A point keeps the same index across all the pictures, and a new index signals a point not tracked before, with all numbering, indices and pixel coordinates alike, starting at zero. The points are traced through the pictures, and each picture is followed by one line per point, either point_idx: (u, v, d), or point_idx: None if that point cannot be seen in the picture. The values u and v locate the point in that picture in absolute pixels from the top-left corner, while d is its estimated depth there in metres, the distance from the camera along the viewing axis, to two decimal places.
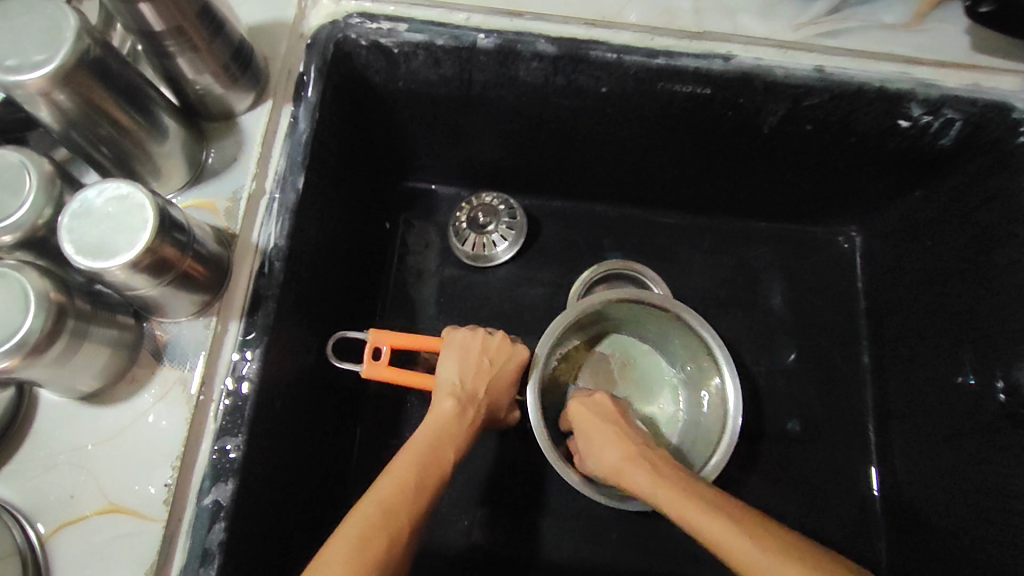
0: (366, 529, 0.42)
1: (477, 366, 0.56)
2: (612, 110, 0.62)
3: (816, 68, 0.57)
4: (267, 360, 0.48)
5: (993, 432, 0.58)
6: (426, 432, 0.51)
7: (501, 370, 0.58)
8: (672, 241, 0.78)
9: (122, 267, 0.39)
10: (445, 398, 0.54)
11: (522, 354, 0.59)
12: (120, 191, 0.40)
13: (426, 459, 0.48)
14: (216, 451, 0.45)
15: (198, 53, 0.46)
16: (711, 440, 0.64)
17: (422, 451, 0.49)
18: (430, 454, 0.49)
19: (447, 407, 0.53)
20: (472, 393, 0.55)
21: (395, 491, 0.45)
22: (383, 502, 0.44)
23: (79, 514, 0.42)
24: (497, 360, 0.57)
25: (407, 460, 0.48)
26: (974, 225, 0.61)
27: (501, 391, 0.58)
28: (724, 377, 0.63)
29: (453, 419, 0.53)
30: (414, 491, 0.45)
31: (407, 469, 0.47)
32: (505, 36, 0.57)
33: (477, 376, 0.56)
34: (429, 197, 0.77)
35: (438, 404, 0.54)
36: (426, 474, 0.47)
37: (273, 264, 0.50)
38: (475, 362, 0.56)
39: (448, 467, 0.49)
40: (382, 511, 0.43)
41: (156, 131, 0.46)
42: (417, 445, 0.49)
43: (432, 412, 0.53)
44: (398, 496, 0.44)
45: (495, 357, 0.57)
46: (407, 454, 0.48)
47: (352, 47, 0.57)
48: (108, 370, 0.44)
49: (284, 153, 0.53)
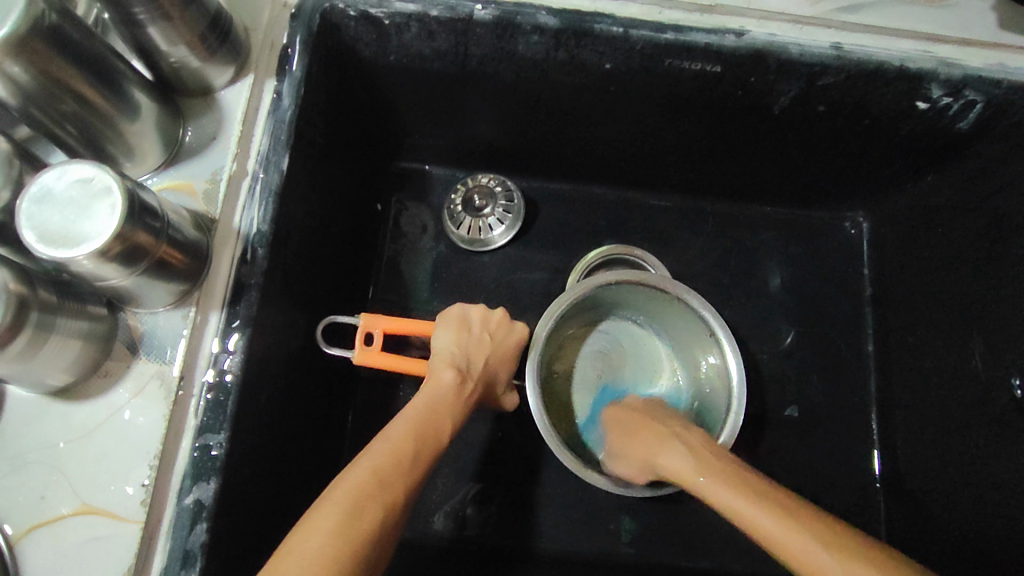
0: (359, 494, 0.39)
1: (478, 339, 0.56)
2: (615, 88, 0.59)
3: (833, 45, 0.54)
4: (250, 352, 0.46)
5: (1002, 425, 0.56)
6: (421, 402, 0.49)
7: (500, 345, 0.57)
8: (674, 226, 0.76)
9: (89, 257, 0.36)
10: (445, 367, 0.52)
11: (520, 332, 0.59)
12: (85, 173, 0.37)
13: (421, 430, 0.46)
14: (198, 448, 0.42)
15: (170, 23, 0.42)
16: (716, 421, 0.60)
17: (416, 422, 0.46)
18: (425, 425, 0.46)
19: (447, 376, 0.51)
20: (470, 364, 0.54)
21: (390, 457, 0.42)
22: (377, 468, 0.41)
23: (51, 515, 0.40)
24: (497, 336, 0.57)
25: (403, 429, 0.45)
26: (991, 212, 0.59)
27: (500, 366, 0.57)
28: (728, 363, 0.61)
29: (453, 390, 0.51)
30: (410, 461, 0.43)
31: (400, 440, 0.44)
32: (504, 7, 0.53)
33: (475, 346, 0.55)
34: (423, 177, 0.74)
35: (438, 374, 0.51)
36: (421, 447, 0.44)
37: (255, 251, 0.47)
38: (473, 335, 0.56)
39: (442, 442, 0.47)
40: (376, 477, 0.40)
41: (126, 107, 0.43)
42: (411, 417, 0.47)
43: (430, 382, 0.51)
44: (394, 464, 0.42)
45: (496, 332, 0.57)
46: (400, 423, 0.46)
47: (339, 17, 0.53)
48: (80, 364, 0.41)
49: (267, 131, 0.50)
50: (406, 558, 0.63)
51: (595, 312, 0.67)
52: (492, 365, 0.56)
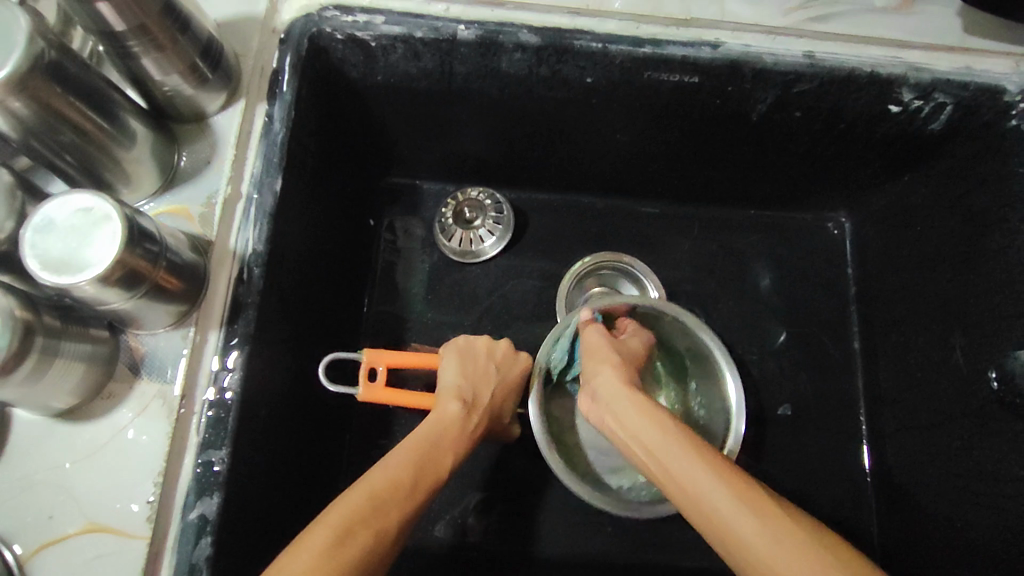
0: (351, 521, 0.40)
1: (485, 372, 0.58)
2: (597, 101, 0.60)
3: (806, 53, 0.56)
4: (249, 369, 0.47)
5: (984, 417, 0.58)
6: (424, 430, 0.50)
7: (505, 376, 0.60)
8: (660, 231, 0.77)
9: (91, 283, 0.37)
10: (451, 400, 0.54)
11: (524, 361, 0.62)
12: (84, 204, 0.39)
13: (421, 459, 0.47)
14: (200, 464, 0.44)
15: (164, 53, 0.44)
16: (716, 438, 0.62)
17: (420, 449, 0.48)
18: (429, 453, 0.48)
19: (453, 409, 0.53)
20: (477, 395, 0.56)
21: (387, 483, 0.44)
22: (372, 493, 0.42)
23: (57, 534, 0.41)
24: (503, 367, 0.60)
25: (407, 454, 0.47)
26: (965, 209, 0.61)
27: (505, 398, 0.59)
28: (730, 399, 0.62)
29: (458, 421, 0.52)
30: (407, 491, 0.44)
31: (402, 465, 0.46)
32: (486, 26, 0.55)
33: (482, 378, 0.58)
34: (415, 192, 0.76)
35: (444, 406, 0.53)
36: (421, 474, 0.46)
37: (252, 271, 0.48)
38: (480, 368, 0.58)
39: (447, 467, 0.49)
40: (371, 502, 0.42)
41: (122, 135, 0.44)
42: (417, 440, 0.49)
43: (436, 412, 0.53)
44: (391, 492, 0.43)
45: (501, 363, 0.60)
46: (406, 448, 0.48)
47: (328, 41, 0.55)
48: (84, 386, 0.43)
49: (260, 153, 0.51)
50: (409, 567, 0.64)
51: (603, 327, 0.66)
52: (498, 396, 0.58)
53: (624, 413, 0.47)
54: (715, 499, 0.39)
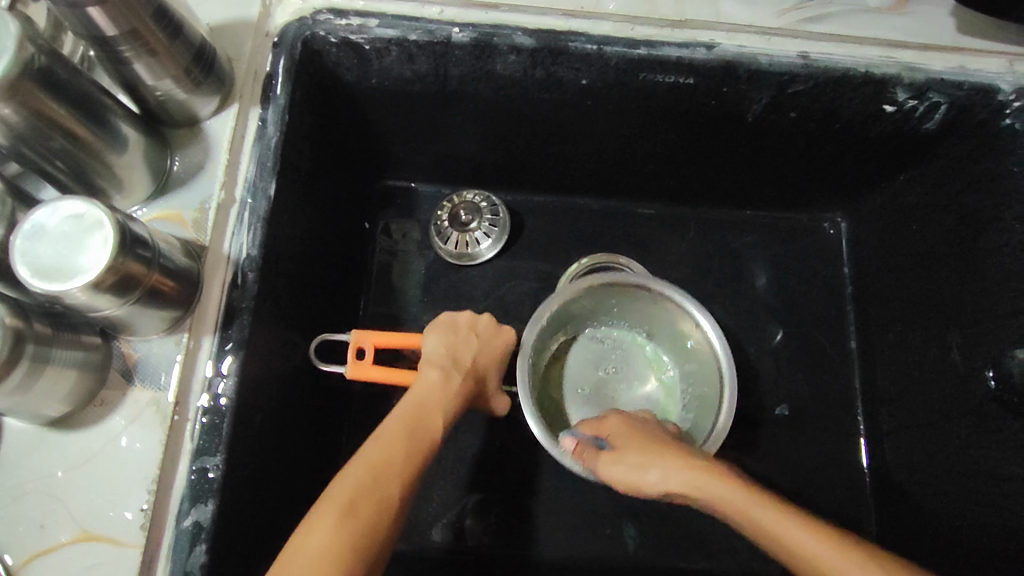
0: (355, 492, 0.42)
1: (468, 340, 0.58)
2: (592, 103, 0.60)
3: (800, 54, 0.56)
4: (244, 375, 0.47)
5: (981, 416, 0.58)
6: (411, 401, 0.51)
7: (488, 345, 0.59)
8: (656, 232, 0.77)
9: (83, 290, 0.37)
10: (430, 369, 0.54)
11: (507, 332, 0.61)
12: (75, 210, 0.38)
13: (411, 426, 0.48)
14: (195, 471, 0.43)
15: (156, 57, 0.44)
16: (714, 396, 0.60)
17: (408, 418, 0.49)
18: (418, 420, 0.49)
19: (433, 376, 0.53)
20: (458, 363, 0.56)
21: (383, 454, 0.45)
22: (372, 466, 0.43)
23: (49, 543, 0.41)
24: (485, 336, 0.59)
25: (395, 424, 0.48)
26: (959, 208, 0.61)
27: (490, 365, 0.59)
28: (719, 356, 0.59)
29: (440, 388, 0.53)
30: (403, 458, 0.45)
31: (393, 434, 0.47)
32: (481, 29, 0.55)
33: (463, 345, 0.57)
34: (410, 195, 0.76)
35: (424, 374, 0.53)
36: (414, 440, 0.47)
37: (246, 275, 0.48)
38: (462, 337, 0.57)
39: (437, 434, 0.49)
40: (371, 474, 0.43)
41: (114, 140, 0.44)
42: (404, 409, 0.50)
43: (420, 381, 0.53)
44: (388, 462, 0.44)
45: (483, 331, 0.59)
46: (395, 418, 0.49)
47: (321, 44, 0.55)
48: (76, 394, 0.42)
49: (254, 158, 0.51)
50: (406, 571, 0.64)
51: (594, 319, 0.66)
52: (481, 363, 0.58)
53: (666, 480, 0.40)
54: (814, 551, 0.36)
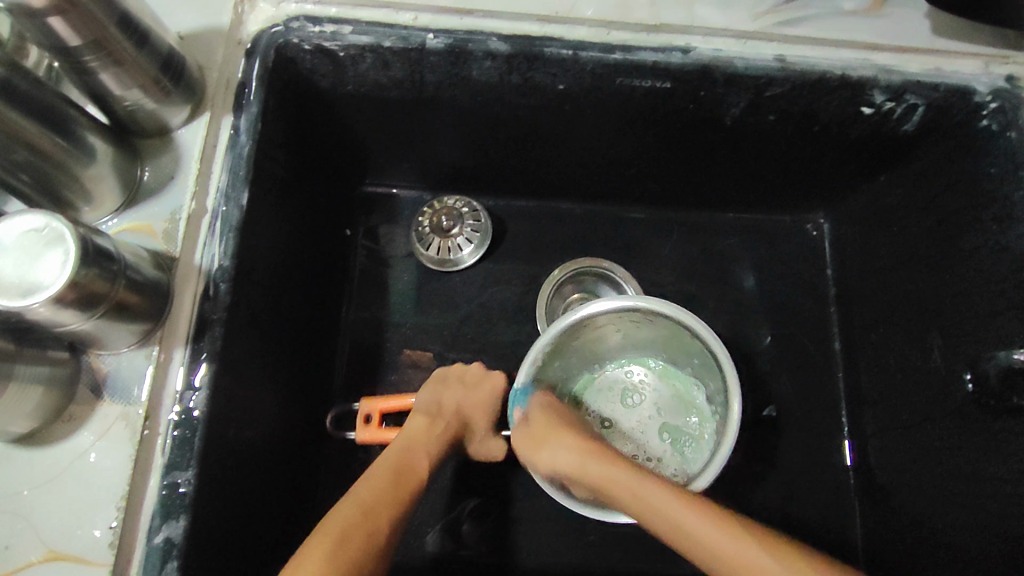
0: (345, 525, 0.43)
1: (455, 388, 0.61)
2: (570, 107, 0.60)
3: (777, 57, 0.56)
4: (216, 388, 0.46)
5: (964, 417, 0.58)
6: (398, 446, 0.53)
7: (476, 392, 0.61)
8: (640, 235, 0.77)
9: (45, 305, 0.36)
10: (417, 415, 0.56)
11: (495, 378, 0.62)
12: (37, 225, 0.38)
13: (397, 469, 0.50)
14: (166, 486, 0.43)
15: (122, 67, 0.43)
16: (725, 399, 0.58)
17: (394, 459, 0.51)
18: (404, 462, 0.51)
19: (418, 421, 0.55)
20: (442, 408, 0.58)
21: (371, 493, 0.46)
22: (360, 503, 0.45)
23: (16, 563, 0.40)
24: (471, 383, 0.62)
25: (382, 464, 0.50)
26: (938, 210, 0.61)
27: (479, 409, 0.61)
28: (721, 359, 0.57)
29: (424, 431, 0.55)
30: (390, 495, 0.47)
31: (379, 474, 0.49)
32: (456, 34, 0.54)
33: (449, 393, 0.60)
34: (391, 201, 0.75)
35: (410, 420, 0.56)
36: (400, 480, 0.49)
37: (218, 286, 0.47)
38: (448, 386, 0.60)
39: (421, 474, 0.51)
40: (360, 510, 0.44)
41: (81, 152, 0.43)
42: (392, 451, 0.52)
43: (406, 427, 0.56)
44: (376, 498, 0.46)
45: (468, 379, 0.62)
46: (383, 459, 0.51)
47: (295, 52, 0.54)
48: (43, 410, 0.42)
49: (226, 166, 0.50)
50: None
51: (590, 350, 0.64)
52: (468, 408, 0.60)
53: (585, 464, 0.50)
54: (735, 550, 0.42)
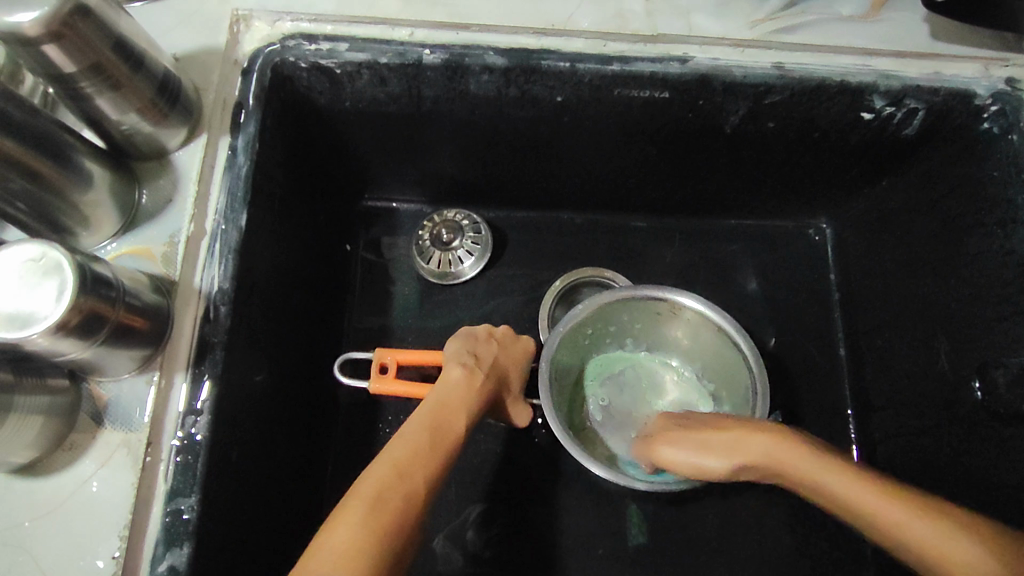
0: (381, 488, 0.41)
1: (488, 344, 0.58)
2: (568, 119, 0.60)
3: (775, 65, 0.56)
4: (218, 411, 0.46)
5: (973, 424, 0.57)
6: (436, 397, 0.51)
7: (509, 350, 0.59)
8: (641, 243, 0.76)
9: (43, 335, 0.36)
10: (453, 364, 0.54)
11: (527, 342, 0.61)
12: (33, 255, 0.37)
13: (434, 429, 0.47)
14: (169, 513, 0.42)
15: (119, 92, 0.43)
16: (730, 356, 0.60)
17: (430, 413, 0.48)
18: (437, 420, 0.48)
19: (456, 371, 0.53)
20: (480, 361, 0.55)
21: (407, 452, 0.44)
22: (395, 463, 0.43)
23: None
24: (506, 343, 0.59)
25: (418, 422, 0.47)
26: (944, 212, 0.60)
27: (514, 365, 0.59)
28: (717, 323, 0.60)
29: (462, 383, 0.52)
30: (427, 454, 0.45)
31: (416, 433, 0.46)
32: (453, 49, 0.54)
33: (484, 347, 0.57)
34: (391, 214, 0.75)
35: (447, 371, 0.54)
36: (436, 436, 0.46)
37: (218, 309, 0.47)
38: (483, 341, 0.58)
39: (457, 429, 0.48)
40: (395, 470, 0.42)
41: (77, 178, 0.43)
42: (426, 408, 0.49)
43: (442, 379, 0.53)
44: (413, 458, 0.44)
45: (504, 337, 0.60)
46: (417, 418, 0.48)
47: (291, 70, 0.54)
48: (43, 440, 0.41)
49: (224, 188, 0.50)
50: None
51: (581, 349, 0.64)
52: (504, 362, 0.58)
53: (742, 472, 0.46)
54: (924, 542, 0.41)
